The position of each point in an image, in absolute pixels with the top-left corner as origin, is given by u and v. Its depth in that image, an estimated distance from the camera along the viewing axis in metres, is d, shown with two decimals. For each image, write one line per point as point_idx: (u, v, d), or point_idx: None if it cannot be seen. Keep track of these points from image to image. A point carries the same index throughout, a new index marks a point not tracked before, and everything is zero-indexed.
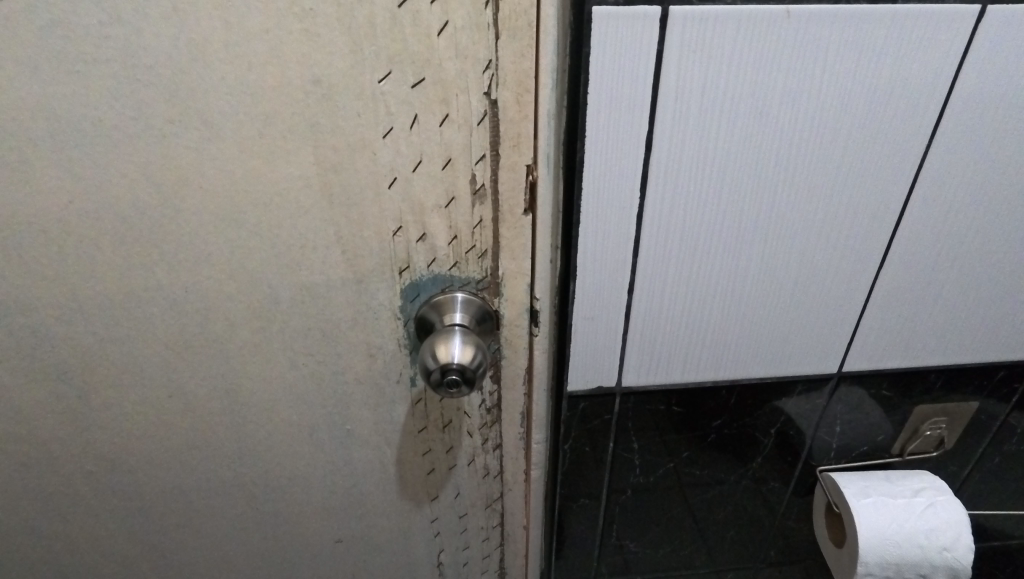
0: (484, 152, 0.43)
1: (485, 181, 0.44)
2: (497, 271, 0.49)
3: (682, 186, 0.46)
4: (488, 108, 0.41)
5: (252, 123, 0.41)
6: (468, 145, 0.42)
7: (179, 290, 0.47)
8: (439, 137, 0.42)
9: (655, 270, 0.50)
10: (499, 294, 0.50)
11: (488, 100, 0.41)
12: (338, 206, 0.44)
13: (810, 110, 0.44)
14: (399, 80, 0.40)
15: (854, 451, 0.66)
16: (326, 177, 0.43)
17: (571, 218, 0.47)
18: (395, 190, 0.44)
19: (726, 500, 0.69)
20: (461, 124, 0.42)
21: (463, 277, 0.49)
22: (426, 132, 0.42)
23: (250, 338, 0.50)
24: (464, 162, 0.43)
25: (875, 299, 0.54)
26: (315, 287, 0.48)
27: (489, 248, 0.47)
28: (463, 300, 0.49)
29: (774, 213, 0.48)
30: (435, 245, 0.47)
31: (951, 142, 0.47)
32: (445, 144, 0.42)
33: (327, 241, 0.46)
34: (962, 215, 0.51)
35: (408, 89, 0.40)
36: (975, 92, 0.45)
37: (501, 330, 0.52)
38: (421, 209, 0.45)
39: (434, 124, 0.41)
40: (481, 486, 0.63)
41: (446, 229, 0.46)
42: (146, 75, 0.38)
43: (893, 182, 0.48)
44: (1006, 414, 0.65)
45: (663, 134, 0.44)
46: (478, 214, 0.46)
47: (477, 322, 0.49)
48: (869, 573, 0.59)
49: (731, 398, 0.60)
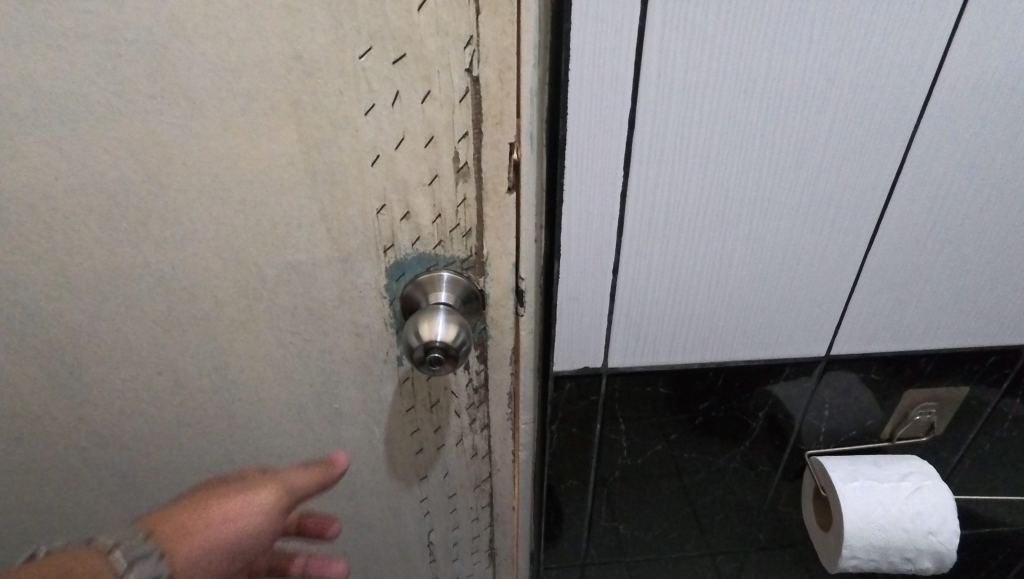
0: (466, 129, 0.42)
1: (468, 159, 0.43)
2: (481, 250, 0.48)
3: (666, 164, 0.46)
4: (470, 85, 0.40)
5: (234, 100, 0.40)
6: (450, 122, 0.42)
7: (165, 268, 0.48)
8: (421, 114, 0.41)
9: (639, 250, 0.50)
10: (485, 274, 0.50)
11: (470, 77, 0.40)
12: (321, 185, 0.44)
13: (796, 88, 0.43)
14: (380, 56, 0.39)
15: (844, 435, 0.67)
16: (308, 155, 0.42)
17: (555, 197, 0.47)
18: (379, 168, 0.43)
19: (715, 483, 0.69)
20: (443, 102, 0.41)
21: (448, 256, 0.49)
22: (409, 110, 0.41)
23: (237, 316, 0.51)
24: (448, 140, 0.42)
25: (863, 281, 0.54)
26: (300, 266, 0.48)
27: (473, 227, 0.47)
28: (449, 278, 0.49)
29: (760, 193, 0.48)
30: (419, 224, 0.47)
31: (939, 123, 0.46)
32: (428, 122, 0.42)
33: (310, 220, 0.45)
34: (951, 197, 0.50)
35: (389, 65, 0.39)
36: (963, 71, 0.44)
37: (486, 310, 0.51)
38: (405, 188, 0.44)
39: (416, 102, 0.41)
40: (469, 466, 0.63)
41: (430, 207, 0.46)
42: (126, 50, 0.38)
43: (881, 163, 0.48)
44: (997, 400, 0.65)
45: (646, 113, 0.43)
46: (461, 192, 0.45)
47: (462, 300, 0.49)
48: (854, 556, 0.60)
49: (719, 381, 0.59)
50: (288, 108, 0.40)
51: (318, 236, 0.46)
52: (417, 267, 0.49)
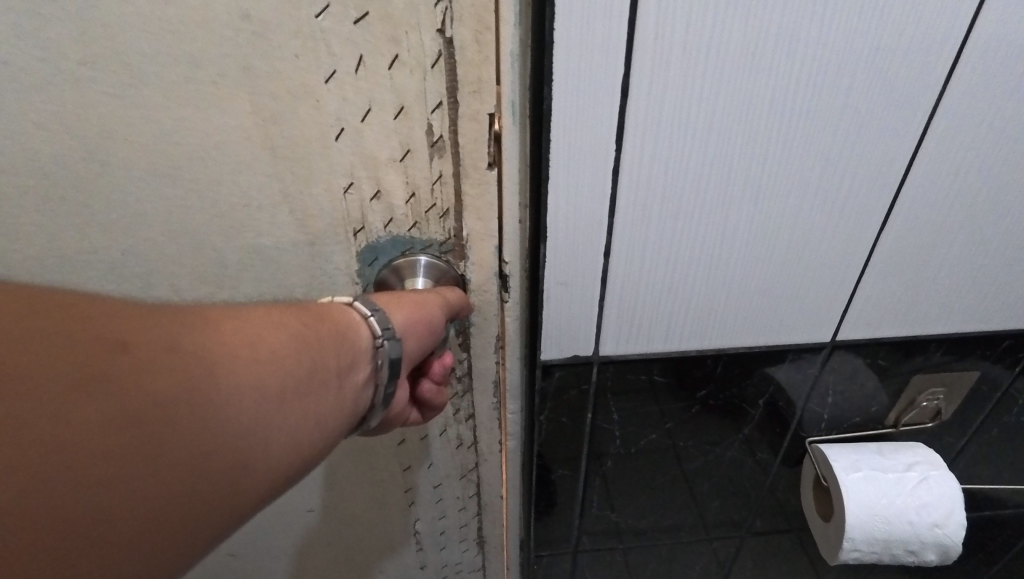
0: (441, 99, 0.38)
1: (443, 132, 0.40)
2: (461, 232, 0.45)
3: (663, 139, 0.41)
4: (443, 48, 0.36)
5: (178, 66, 0.34)
6: (422, 91, 0.38)
7: (116, 254, 0.43)
8: (390, 83, 0.37)
9: (633, 232, 0.46)
10: (465, 258, 0.46)
11: (443, 39, 0.36)
12: (282, 163, 0.39)
13: (808, 54, 0.39)
14: (340, 15, 0.34)
15: (847, 422, 0.64)
16: (263, 128, 0.37)
17: (540, 174, 0.42)
18: (344, 142, 0.39)
19: (712, 470, 0.66)
20: (413, 68, 0.37)
21: (425, 239, 0.45)
22: (375, 77, 0.37)
23: (199, 303, 0.47)
24: (419, 111, 0.39)
25: (873, 265, 0.50)
26: (262, 251, 0.44)
27: (451, 207, 0.44)
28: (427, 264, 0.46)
29: (764, 170, 0.44)
30: (392, 204, 0.43)
31: (965, 94, 0.42)
32: (397, 91, 0.37)
33: (270, 200, 0.41)
34: (972, 175, 0.46)
35: (349, 25, 0.34)
36: (996, 37, 0.39)
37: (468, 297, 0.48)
38: (374, 167, 0.41)
39: (383, 68, 0.36)
40: (455, 456, 0.60)
41: (403, 185, 0.42)
42: (45, 5, 0.32)
43: (899, 135, 0.43)
44: (1009, 382, 0.62)
45: (641, 82, 0.39)
46: (437, 169, 0.42)
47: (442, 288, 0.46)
48: (855, 548, 0.58)
49: (716, 367, 0.56)
50: (236, 75, 0.35)
51: (280, 220, 0.42)
52: (392, 253, 0.45)
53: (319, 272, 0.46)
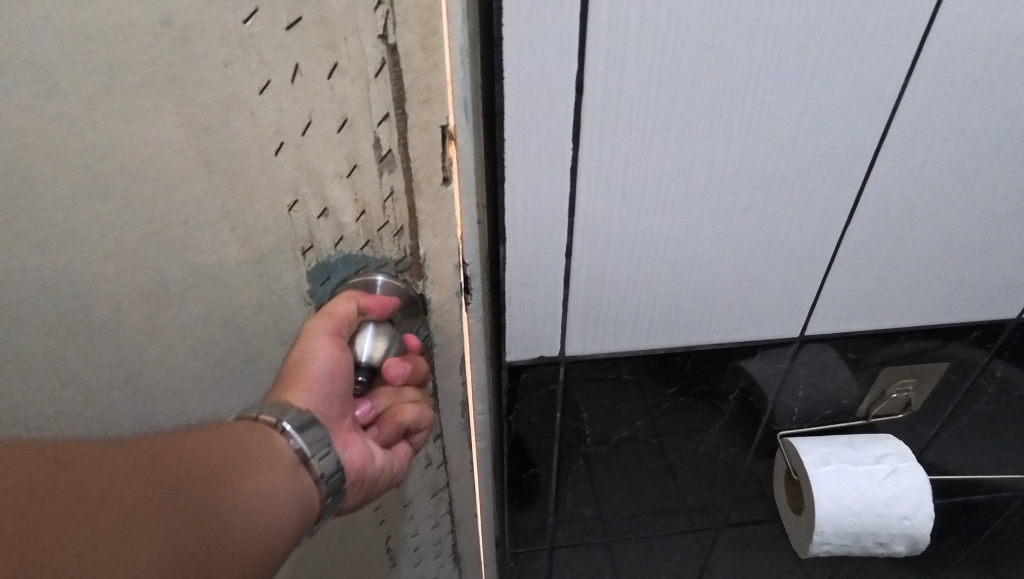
0: (388, 109, 0.36)
1: (392, 145, 0.38)
2: (417, 250, 0.43)
3: (624, 136, 0.40)
4: (387, 55, 0.34)
5: (95, 72, 0.30)
6: (366, 101, 0.35)
7: (49, 277, 0.36)
8: (330, 92, 0.35)
9: (596, 231, 0.44)
10: (423, 276, 0.44)
11: (386, 45, 0.34)
12: (210, 181, 0.35)
13: (769, 46, 0.37)
14: (271, 16, 0.31)
15: (818, 415, 0.63)
16: (189, 145, 0.34)
17: (495, 172, 0.41)
18: (285, 156, 0.36)
19: (684, 466, 0.66)
20: (355, 76, 0.34)
21: (379, 257, 0.43)
22: (313, 86, 0.34)
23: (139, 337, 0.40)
24: (365, 123, 0.36)
25: (841, 259, 0.50)
26: (201, 283, 0.39)
27: (405, 224, 0.42)
28: (384, 283, 0.44)
29: (728, 166, 0.43)
30: (340, 220, 0.40)
31: (929, 85, 0.41)
32: (339, 101, 0.35)
33: (208, 222, 0.37)
34: (939, 167, 0.46)
35: (281, 31, 0.32)
36: (959, 26, 0.39)
37: (429, 316, 0.46)
38: (319, 181, 0.38)
39: (324, 78, 0.34)
40: (425, 475, 0.58)
41: (351, 202, 0.40)
42: None
43: (864, 127, 0.42)
44: (987, 359, 0.61)
45: (597, 77, 0.37)
46: (388, 184, 0.39)
47: (399, 307, 0.45)
48: (825, 541, 0.58)
49: (686, 365, 0.55)
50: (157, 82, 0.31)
51: (218, 242, 0.38)
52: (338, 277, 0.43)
53: (273, 293, 0.42)
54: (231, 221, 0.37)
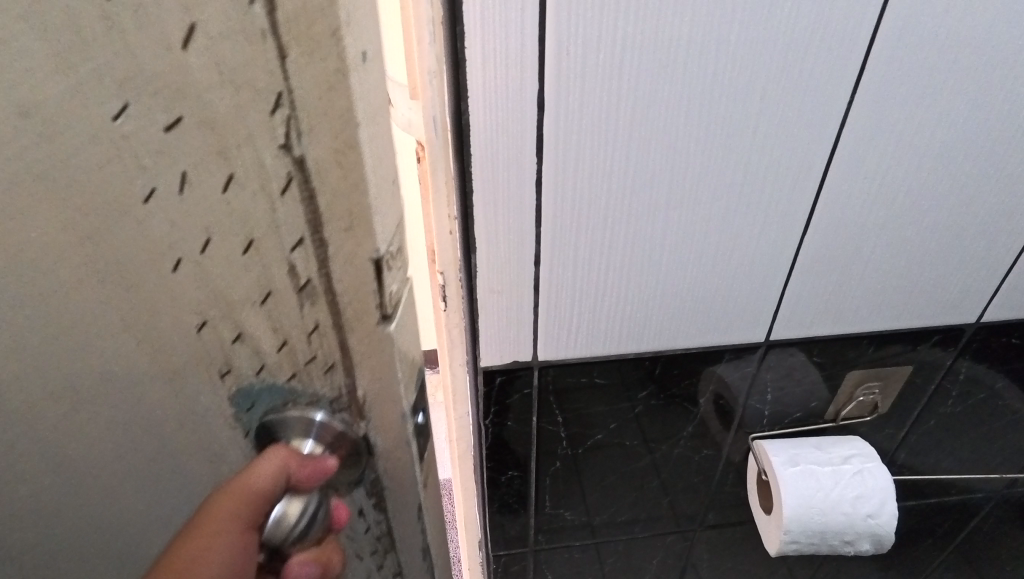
0: (302, 233, 0.27)
1: (312, 274, 0.28)
2: (354, 387, 0.32)
3: (585, 150, 0.42)
4: (294, 170, 0.25)
5: None
6: (279, 221, 0.26)
7: None
8: (229, 208, 0.25)
9: (563, 241, 0.47)
10: (365, 415, 0.34)
11: (290, 158, 0.25)
12: (92, 291, 0.24)
13: (718, 65, 0.40)
14: (132, 118, 0.21)
15: (788, 417, 0.65)
16: (60, 261, 0.23)
17: (465, 187, 0.43)
18: (183, 277, 0.25)
19: (659, 468, 0.68)
20: (257, 190, 0.25)
21: (307, 393, 0.32)
22: (207, 199, 0.24)
23: None
24: (274, 245, 0.26)
25: (800, 266, 0.52)
26: (111, 425, 0.28)
27: (337, 359, 0.31)
28: (318, 426, 0.33)
29: (687, 177, 0.45)
30: (256, 353, 0.29)
31: (874, 100, 0.43)
32: (243, 218, 0.25)
33: (95, 354, 0.25)
34: (889, 176, 0.48)
35: (158, 133, 0.22)
36: (899, 44, 0.41)
37: (374, 459, 0.36)
38: (229, 306, 0.27)
39: (246, 209, 0.25)
40: None
41: (269, 331, 0.29)
42: None
43: (815, 140, 0.45)
44: (953, 360, 0.62)
45: (557, 96, 0.39)
46: (312, 317, 0.29)
47: (338, 460, 0.34)
48: (794, 541, 0.59)
49: (655, 369, 0.57)
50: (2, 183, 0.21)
51: (77, 382, 0.26)
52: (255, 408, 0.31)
53: (177, 431, 0.30)
54: (140, 364, 0.27)
